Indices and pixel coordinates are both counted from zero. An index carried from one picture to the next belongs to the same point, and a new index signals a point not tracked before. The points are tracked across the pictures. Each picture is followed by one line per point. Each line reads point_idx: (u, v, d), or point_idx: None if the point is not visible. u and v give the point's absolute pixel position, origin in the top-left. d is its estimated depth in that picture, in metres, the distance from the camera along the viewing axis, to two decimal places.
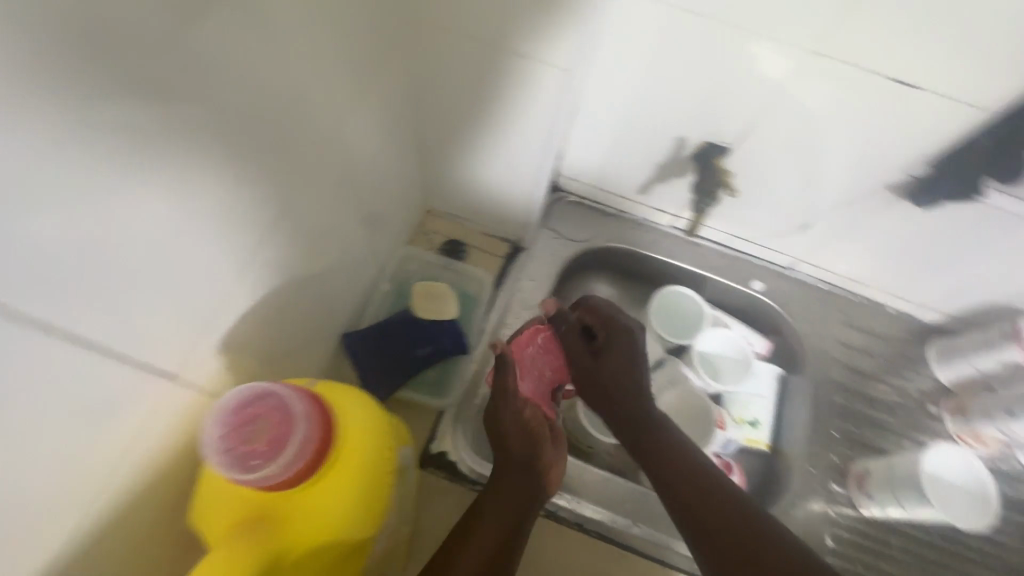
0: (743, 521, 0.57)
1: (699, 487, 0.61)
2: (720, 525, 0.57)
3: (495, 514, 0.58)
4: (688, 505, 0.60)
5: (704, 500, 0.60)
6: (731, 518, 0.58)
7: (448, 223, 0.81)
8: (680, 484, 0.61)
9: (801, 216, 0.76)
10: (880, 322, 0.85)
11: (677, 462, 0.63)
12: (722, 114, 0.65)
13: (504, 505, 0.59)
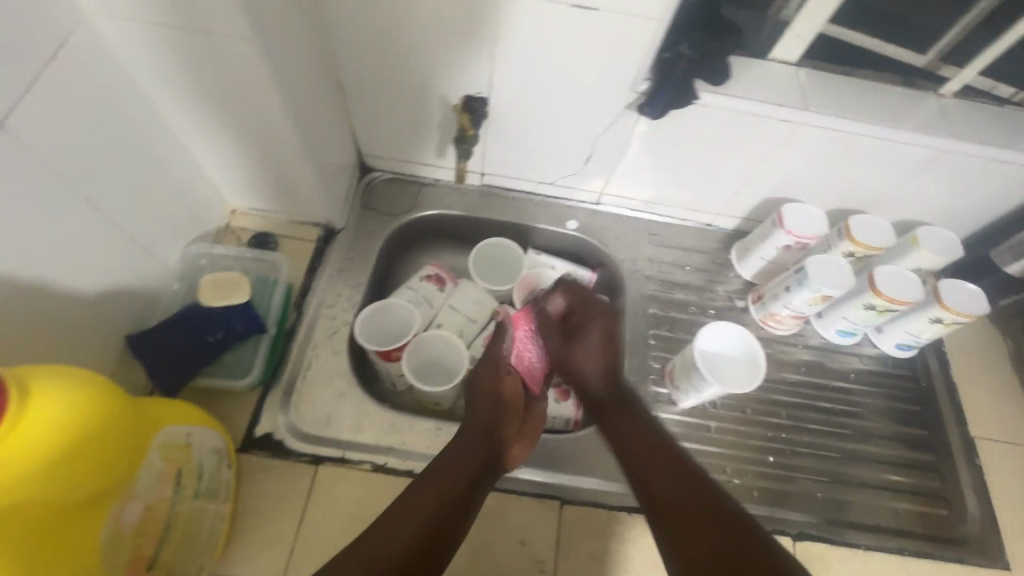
0: (687, 475, 0.53)
1: (657, 446, 0.58)
2: (663, 476, 0.54)
3: (462, 476, 0.56)
4: (641, 460, 0.58)
5: (655, 454, 0.57)
6: (672, 471, 0.54)
7: (258, 219, 0.83)
8: (636, 441, 0.60)
9: (579, 150, 0.82)
10: (686, 237, 0.94)
11: (637, 428, 0.61)
12: (465, 64, 0.70)
13: (466, 471, 0.57)
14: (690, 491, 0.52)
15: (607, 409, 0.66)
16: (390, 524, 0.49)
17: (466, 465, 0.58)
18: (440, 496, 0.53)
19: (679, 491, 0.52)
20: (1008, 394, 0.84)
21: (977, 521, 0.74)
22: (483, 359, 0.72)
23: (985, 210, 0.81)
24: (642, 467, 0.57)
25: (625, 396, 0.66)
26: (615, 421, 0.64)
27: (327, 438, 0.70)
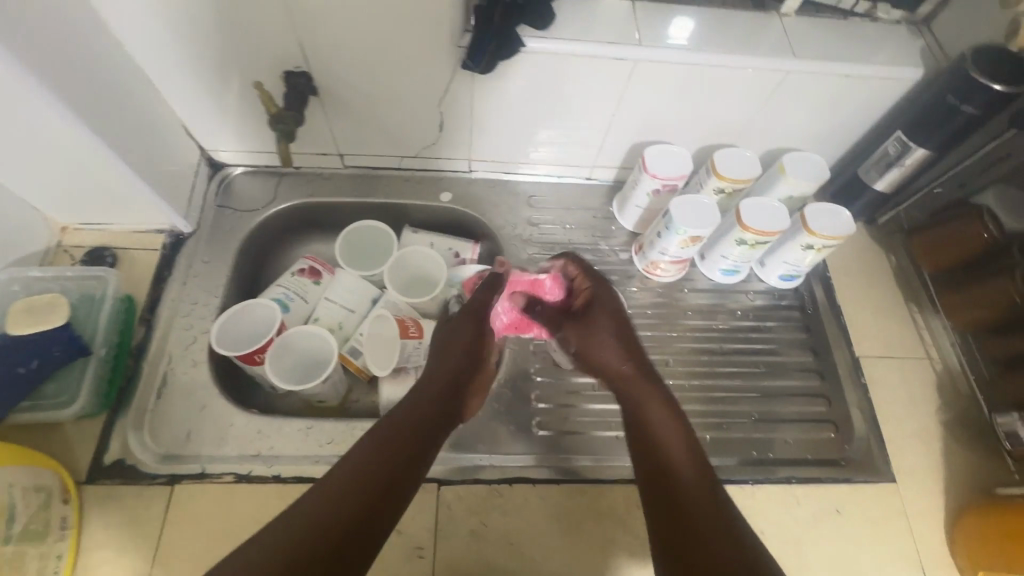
0: (697, 466, 0.53)
1: (674, 426, 0.57)
2: (675, 454, 0.54)
3: (393, 448, 0.52)
4: (654, 432, 0.57)
5: (670, 433, 0.57)
6: (684, 454, 0.54)
7: (92, 233, 0.76)
8: (651, 417, 0.59)
9: (429, 116, 0.78)
10: (566, 196, 0.91)
11: (661, 408, 0.60)
12: (270, 34, 0.65)
13: (399, 443, 0.53)
14: (697, 476, 0.52)
15: (626, 390, 0.64)
16: (307, 513, 0.44)
17: (402, 438, 0.53)
18: (374, 476, 0.49)
19: (685, 471, 0.53)
20: (891, 310, 0.84)
21: (862, 439, 0.74)
22: (469, 305, 0.72)
23: (847, 128, 0.80)
24: (655, 438, 0.57)
25: (652, 374, 0.65)
26: (633, 392, 0.63)
27: (187, 455, 0.66)
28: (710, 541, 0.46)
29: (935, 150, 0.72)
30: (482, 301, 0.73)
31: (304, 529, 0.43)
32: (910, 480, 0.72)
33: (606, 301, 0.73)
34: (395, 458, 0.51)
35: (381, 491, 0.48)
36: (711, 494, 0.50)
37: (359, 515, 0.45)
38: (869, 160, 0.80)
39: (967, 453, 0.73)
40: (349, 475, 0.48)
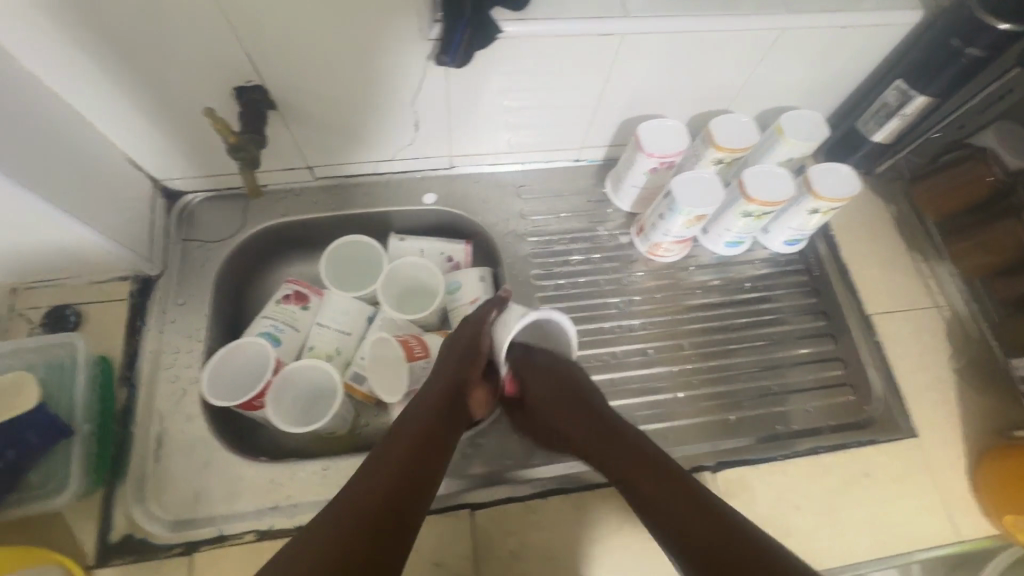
0: (718, 512, 0.48)
1: (667, 476, 0.52)
2: (678, 510, 0.49)
3: (406, 457, 0.53)
4: (650, 495, 0.52)
5: (664, 483, 0.52)
6: (697, 508, 0.49)
7: (49, 290, 0.68)
8: (634, 471, 0.54)
9: (403, 116, 0.71)
10: (556, 181, 0.86)
11: (636, 460, 0.55)
12: (215, 44, 0.58)
13: (398, 461, 0.52)
14: (723, 527, 0.46)
15: (598, 447, 0.58)
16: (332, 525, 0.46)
17: (411, 447, 0.54)
18: (393, 486, 0.50)
19: (711, 529, 0.47)
20: (896, 262, 0.83)
21: (882, 398, 0.74)
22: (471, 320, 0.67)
23: (844, 79, 0.76)
24: (651, 497, 0.51)
25: (606, 418, 0.60)
26: (610, 451, 0.57)
27: (200, 518, 0.62)
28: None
29: (937, 95, 0.70)
30: (481, 316, 0.67)
31: (333, 544, 0.44)
32: (932, 432, 0.72)
33: (541, 366, 0.67)
34: (412, 469, 0.52)
35: (402, 502, 0.49)
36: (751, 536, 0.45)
37: (388, 524, 0.47)
38: (868, 111, 0.76)
39: (983, 398, 0.74)
40: (367, 491, 0.48)
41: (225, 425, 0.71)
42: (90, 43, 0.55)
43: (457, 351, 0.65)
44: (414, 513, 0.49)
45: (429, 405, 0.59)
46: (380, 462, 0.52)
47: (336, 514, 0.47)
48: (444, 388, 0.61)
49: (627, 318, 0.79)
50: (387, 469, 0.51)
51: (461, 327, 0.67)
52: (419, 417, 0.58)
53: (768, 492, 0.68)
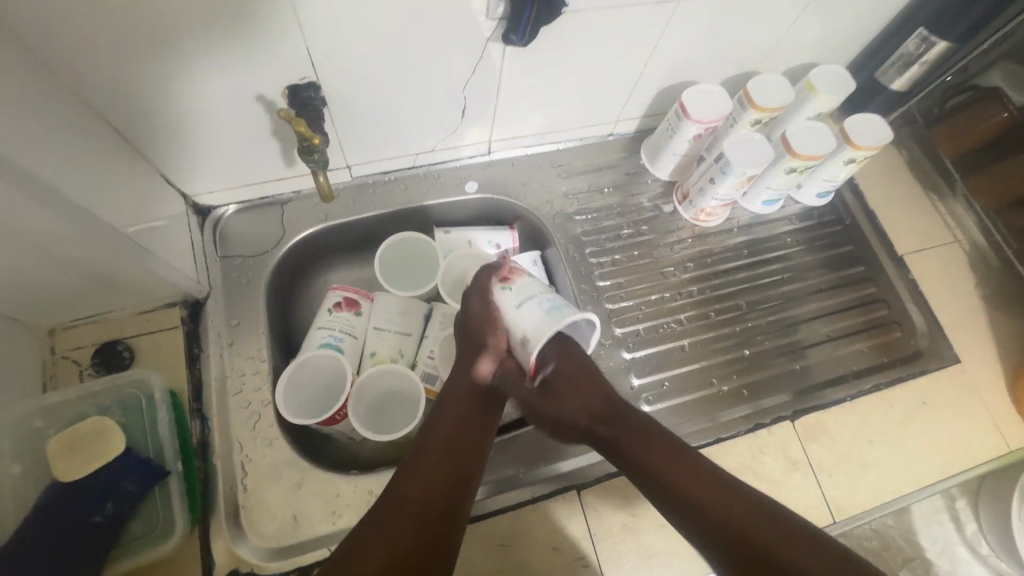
0: (769, 514, 0.49)
1: (716, 482, 0.52)
2: (732, 514, 0.50)
3: (441, 474, 0.54)
4: (688, 495, 0.52)
5: (702, 484, 0.52)
6: (748, 511, 0.49)
7: (90, 327, 0.63)
8: (676, 473, 0.53)
9: (451, 101, 0.69)
10: (592, 157, 0.86)
11: (684, 464, 0.54)
12: (272, 42, 0.54)
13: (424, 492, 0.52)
14: (778, 527, 0.48)
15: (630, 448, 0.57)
16: (385, 521, 0.49)
17: (447, 438, 0.57)
18: (436, 481, 0.53)
19: (765, 532, 0.48)
20: (917, 203, 0.88)
21: (924, 331, 0.80)
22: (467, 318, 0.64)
23: (863, 32, 0.79)
24: (697, 506, 0.51)
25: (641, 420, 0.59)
26: (645, 454, 0.56)
27: (306, 541, 0.59)
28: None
29: (957, 40, 0.74)
30: (482, 288, 0.65)
31: (389, 541, 0.48)
32: (973, 357, 0.78)
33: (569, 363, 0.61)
34: (451, 461, 0.55)
35: (448, 494, 0.53)
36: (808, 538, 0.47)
37: (437, 515, 0.51)
38: (887, 60, 0.80)
39: (1010, 320, 0.81)
40: (415, 489, 0.52)
41: (301, 444, 0.68)
42: (134, 55, 0.49)
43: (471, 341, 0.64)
44: (459, 502, 0.53)
45: (460, 393, 0.61)
46: (420, 456, 0.55)
47: (385, 512, 0.50)
48: (469, 374, 0.62)
49: (683, 285, 0.80)
50: (427, 463, 0.54)
51: (466, 301, 0.65)
52: (448, 408, 0.60)
53: (843, 433, 0.72)
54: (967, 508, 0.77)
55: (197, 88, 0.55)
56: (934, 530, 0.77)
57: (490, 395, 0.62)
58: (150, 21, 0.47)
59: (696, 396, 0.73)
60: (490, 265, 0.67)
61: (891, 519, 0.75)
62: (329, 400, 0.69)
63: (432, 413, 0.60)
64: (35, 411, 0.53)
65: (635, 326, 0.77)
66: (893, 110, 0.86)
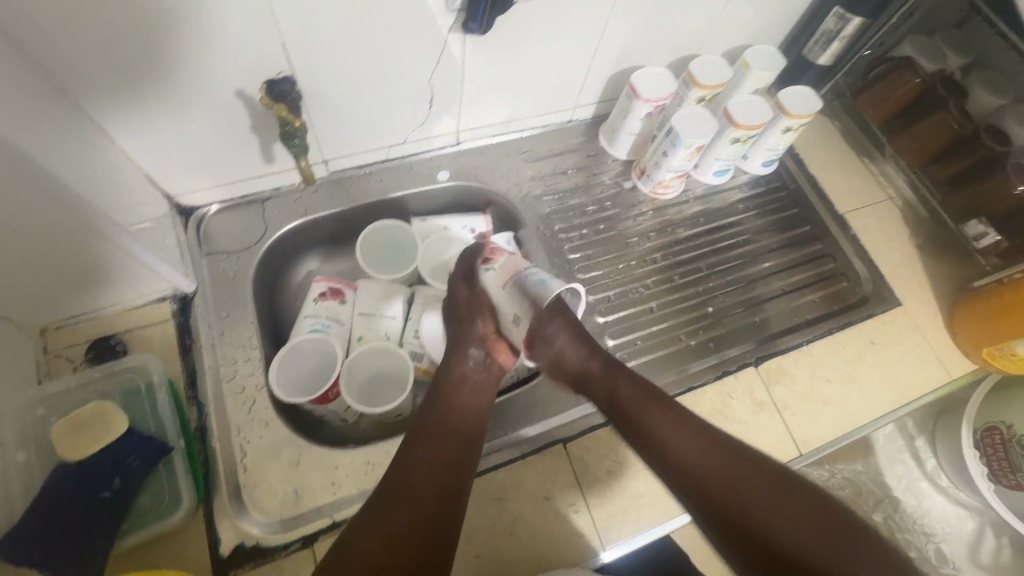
0: (741, 461, 0.54)
1: (698, 435, 0.57)
2: (707, 462, 0.55)
3: (437, 455, 0.56)
4: (671, 447, 0.57)
5: (696, 442, 0.56)
6: (723, 458, 0.55)
7: (82, 325, 0.66)
8: (664, 429, 0.58)
9: (419, 93, 0.74)
10: (555, 142, 0.91)
11: (670, 421, 0.58)
12: (249, 40, 0.58)
13: (419, 473, 0.54)
14: (748, 472, 0.54)
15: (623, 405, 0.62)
16: (384, 506, 0.52)
17: (443, 421, 0.60)
18: (433, 461, 0.56)
19: (736, 478, 0.53)
20: (852, 167, 0.97)
21: (867, 279, 0.87)
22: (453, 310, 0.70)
23: (789, 14, 0.88)
24: (677, 458, 0.56)
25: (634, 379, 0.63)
26: (635, 412, 0.60)
27: (309, 513, 0.62)
28: (791, 538, 0.49)
29: (869, 16, 0.83)
30: (465, 274, 0.72)
31: (389, 522, 0.51)
32: (912, 299, 0.86)
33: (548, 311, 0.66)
34: (446, 442, 0.58)
35: (445, 473, 0.55)
36: (771, 481, 0.53)
37: (435, 496, 0.53)
38: (813, 38, 0.89)
39: (942, 265, 0.89)
40: (414, 469, 0.55)
41: (296, 426, 0.70)
42: (119, 57, 0.53)
43: (456, 328, 0.69)
44: (457, 481, 0.55)
45: (454, 375, 0.64)
46: (416, 437, 0.58)
47: (385, 494, 0.53)
48: (460, 356, 0.66)
49: (647, 254, 0.86)
50: (424, 444, 0.57)
51: (453, 287, 0.72)
52: (442, 390, 0.63)
53: (801, 375, 0.79)
54: (925, 445, 0.85)
55: (179, 88, 0.59)
56: (897, 468, 0.84)
57: (482, 376, 0.65)
58: (134, 23, 0.51)
59: (667, 353, 0.79)
60: (473, 249, 0.74)
61: (858, 465, 0.83)
62: (320, 382, 0.71)
63: (428, 398, 0.63)
64: (39, 399, 0.57)
65: (606, 293, 0.82)
66: (822, 84, 0.94)
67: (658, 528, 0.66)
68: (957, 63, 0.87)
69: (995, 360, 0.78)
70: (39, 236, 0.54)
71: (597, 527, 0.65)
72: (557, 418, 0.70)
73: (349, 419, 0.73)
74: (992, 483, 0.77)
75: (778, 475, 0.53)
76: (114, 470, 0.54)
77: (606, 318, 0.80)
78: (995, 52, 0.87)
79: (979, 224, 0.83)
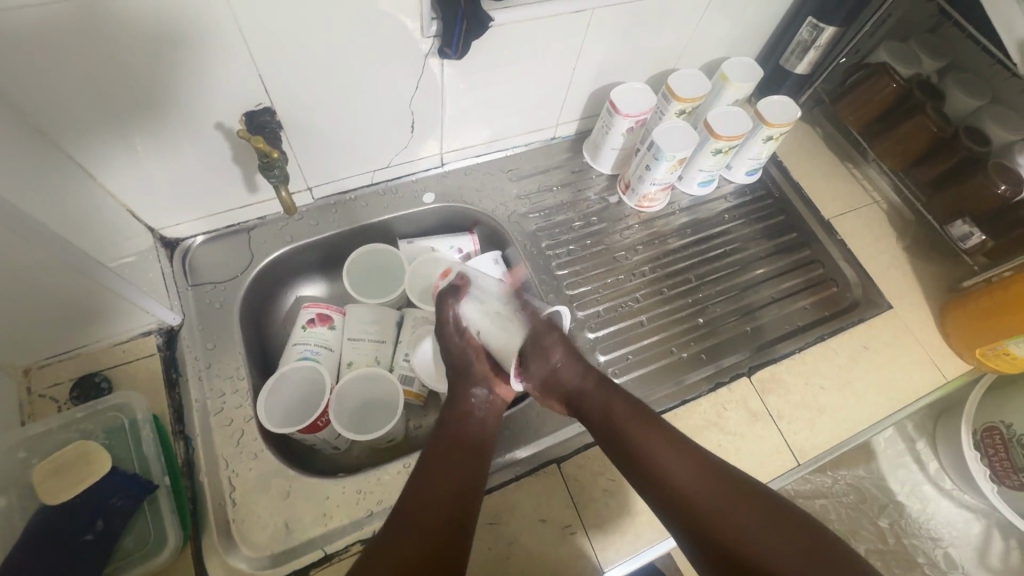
0: (727, 480, 0.55)
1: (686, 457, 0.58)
2: (693, 481, 0.56)
3: (450, 487, 0.56)
4: (656, 461, 0.58)
5: (682, 458, 0.58)
6: (709, 480, 0.55)
7: (67, 363, 0.65)
8: (656, 449, 0.58)
9: (400, 118, 0.75)
10: (539, 160, 0.92)
11: (661, 441, 0.59)
12: (227, 75, 0.59)
13: (432, 503, 0.54)
14: (734, 496, 0.54)
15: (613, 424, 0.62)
16: (398, 536, 0.51)
17: (449, 451, 0.59)
18: (440, 492, 0.55)
19: (719, 493, 0.54)
20: (836, 172, 0.97)
21: (855, 283, 0.87)
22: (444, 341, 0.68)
23: (763, 25, 0.89)
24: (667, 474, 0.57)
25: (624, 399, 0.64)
26: (627, 431, 0.61)
27: (299, 546, 0.60)
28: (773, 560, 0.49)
29: (842, 26, 0.84)
30: (449, 317, 0.67)
31: (404, 549, 0.50)
32: (901, 301, 0.86)
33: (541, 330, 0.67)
34: (456, 474, 0.57)
35: (456, 503, 0.55)
36: (760, 502, 0.53)
37: (446, 521, 0.53)
38: (789, 48, 0.90)
39: (930, 266, 0.89)
40: (422, 501, 0.54)
41: (287, 456, 0.70)
42: (98, 94, 0.54)
43: (454, 364, 0.67)
44: (466, 512, 0.55)
45: (459, 413, 0.64)
46: (423, 469, 0.58)
47: (392, 527, 0.52)
48: (463, 396, 0.65)
49: (635, 267, 0.86)
50: (430, 479, 0.56)
51: (443, 333, 0.68)
52: (448, 427, 0.62)
53: (795, 383, 0.78)
54: (926, 448, 0.84)
55: (159, 126, 0.60)
56: (900, 473, 0.83)
57: (488, 414, 0.65)
58: (112, 62, 0.52)
59: (659, 366, 0.78)
60: (443, 291, 0.70)
61: (860, 470, 0.82)
62: (309, 411, 0.71)
63: (433, 437, 0.62)
64: (20, 442, 0.56)
65: (595, 308, 0.82)
66: (802, 91, 0.95)
67: (658, 546, 0.65)
68: (931, 67, 0.88)
69: (990, 360, 0.77)
70: (25, 278, 0.54)
71: (593, 547, 0.64)
72: (549, 438, 0.69)
73: (341, 447, 0.72)
74: (995, 484, 0.75)
75: (767, 500, 0.54)
76: (97, 512, 0.53)
77: (597, 334, 0.80)
78: (967, 55, 0.89)
79: (964, 224, 0.82)
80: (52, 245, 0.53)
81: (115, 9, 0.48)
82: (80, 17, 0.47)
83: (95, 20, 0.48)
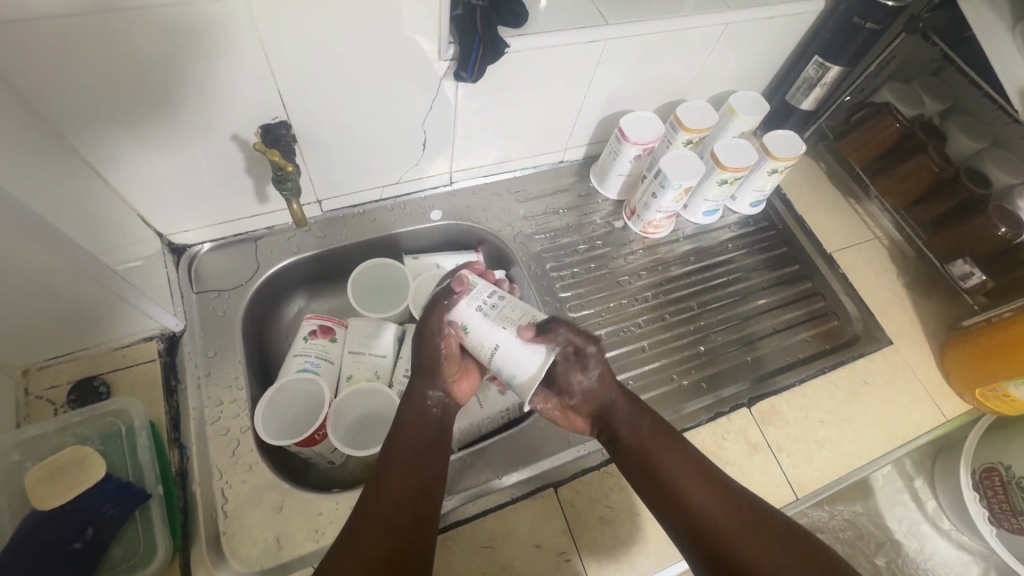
0: (747, 511, 0.53)
1: (720, 489, 0.55)
2: (716, 509, 0.53)
3: (415, 484, 0.55)
4: (676, 484, 0.56)
5: (701, 486, 0.56)
6: (729, 509, 0.53)
7: (66, 365, 0.65)
8: (676, 472, 0.57)
9: (412, 136, 0.76)
10: (547, 183, 0.93)
11: (684, 467, 0.57)
12: (246, 88, 0.60)
13: (400, 497, 0.53)
14: (754, 526, 0.52)
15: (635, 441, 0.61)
16: (364, 535, 0.50)
17: (414, 453, 0.57)
18: (408, 489, 0.54)
19: (737, 527, 0.52)
20: (838, 207, 0.99)
21: (855, 317, 0.88)
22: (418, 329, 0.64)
23: (770, 62, 0.91)
24: (689, 502, 0.54)
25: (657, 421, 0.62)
26: (654, 457, 0.59)
27: (289, 562, 0.59)
28: None
29: (846, 67, 0.86)
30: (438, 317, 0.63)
31: (366, 553, 0.48)
32: (901, 337, 0.86)
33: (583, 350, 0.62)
34: (422, 470, 0.56)
35: (422, 501, 0.54)
36: (781, 533, 0.51)
37: (411, 521, 0.52)
38: (795, 84, 0.92)
39: (930, 303, 0.90)
40: (385, 506, 0.52)
41: (281, 469, 0.69)
42: (121, 102, 0.55)
43: (422, 354, 0.64)
44: (429, 511, 0.54)
45: (412, 412, 0.61)
46: (385, 470, 0.55)
47: (356, 531, 0.50)
48: (419, 395, 0.62)
49: (638, 292, 0.87)
50: (398, 475, 0.55)
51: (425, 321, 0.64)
52: (402, 425, 0.60)
53: (794, 416, 0.78)
54: (925, 486, 0.83)
55: (174, 135, 0.61)
56: (897, 511, 0.83)
57: (442, 415, 0.63)
58: (134, 71, 0.53)
59: (659, 393, 0.78)
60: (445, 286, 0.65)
61: (857, 506, 0.82)
62: (306, 424, 0.70)
63: (390, 437, 0.59)
64: (16, 444, 0.56)
65: (597, 331, 0.82)
66: (806, 127, 0.97)
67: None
68: (934, 109, 0.90)
69: (990, 401, 0.77)
70: (35, 281, 0.54)
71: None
72: (544, 462, 0.69)
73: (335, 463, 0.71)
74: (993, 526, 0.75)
75: (787, 532, 0.51)
76: (88, 519, 0.52)
77: None
78: (969, 99, 0.91)
79: (965, 263, 0.83)
80: (60, 246, 0.53)
81: (143, 22, 0.49)
82: (104, 28, 0.49)
83: (119, 30, 0.49)
